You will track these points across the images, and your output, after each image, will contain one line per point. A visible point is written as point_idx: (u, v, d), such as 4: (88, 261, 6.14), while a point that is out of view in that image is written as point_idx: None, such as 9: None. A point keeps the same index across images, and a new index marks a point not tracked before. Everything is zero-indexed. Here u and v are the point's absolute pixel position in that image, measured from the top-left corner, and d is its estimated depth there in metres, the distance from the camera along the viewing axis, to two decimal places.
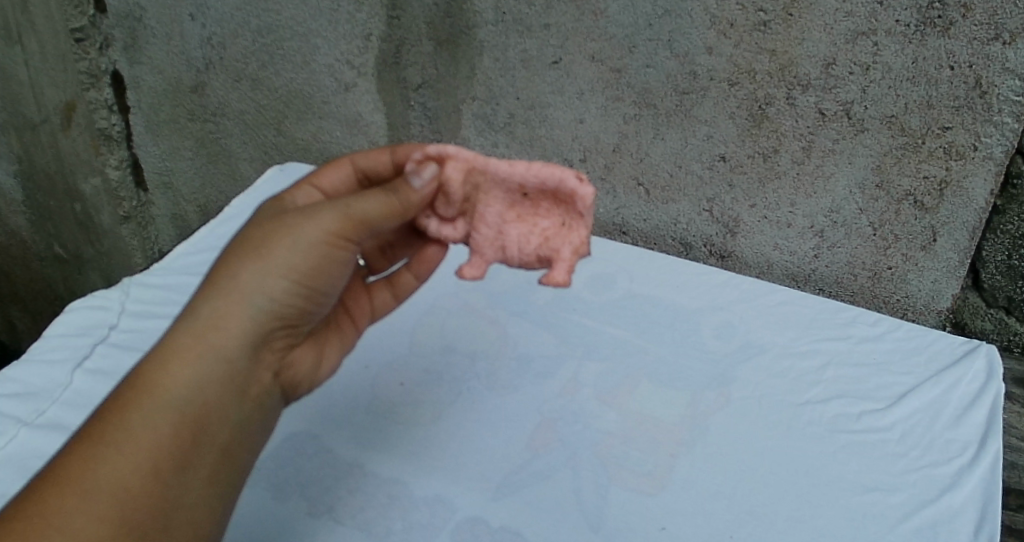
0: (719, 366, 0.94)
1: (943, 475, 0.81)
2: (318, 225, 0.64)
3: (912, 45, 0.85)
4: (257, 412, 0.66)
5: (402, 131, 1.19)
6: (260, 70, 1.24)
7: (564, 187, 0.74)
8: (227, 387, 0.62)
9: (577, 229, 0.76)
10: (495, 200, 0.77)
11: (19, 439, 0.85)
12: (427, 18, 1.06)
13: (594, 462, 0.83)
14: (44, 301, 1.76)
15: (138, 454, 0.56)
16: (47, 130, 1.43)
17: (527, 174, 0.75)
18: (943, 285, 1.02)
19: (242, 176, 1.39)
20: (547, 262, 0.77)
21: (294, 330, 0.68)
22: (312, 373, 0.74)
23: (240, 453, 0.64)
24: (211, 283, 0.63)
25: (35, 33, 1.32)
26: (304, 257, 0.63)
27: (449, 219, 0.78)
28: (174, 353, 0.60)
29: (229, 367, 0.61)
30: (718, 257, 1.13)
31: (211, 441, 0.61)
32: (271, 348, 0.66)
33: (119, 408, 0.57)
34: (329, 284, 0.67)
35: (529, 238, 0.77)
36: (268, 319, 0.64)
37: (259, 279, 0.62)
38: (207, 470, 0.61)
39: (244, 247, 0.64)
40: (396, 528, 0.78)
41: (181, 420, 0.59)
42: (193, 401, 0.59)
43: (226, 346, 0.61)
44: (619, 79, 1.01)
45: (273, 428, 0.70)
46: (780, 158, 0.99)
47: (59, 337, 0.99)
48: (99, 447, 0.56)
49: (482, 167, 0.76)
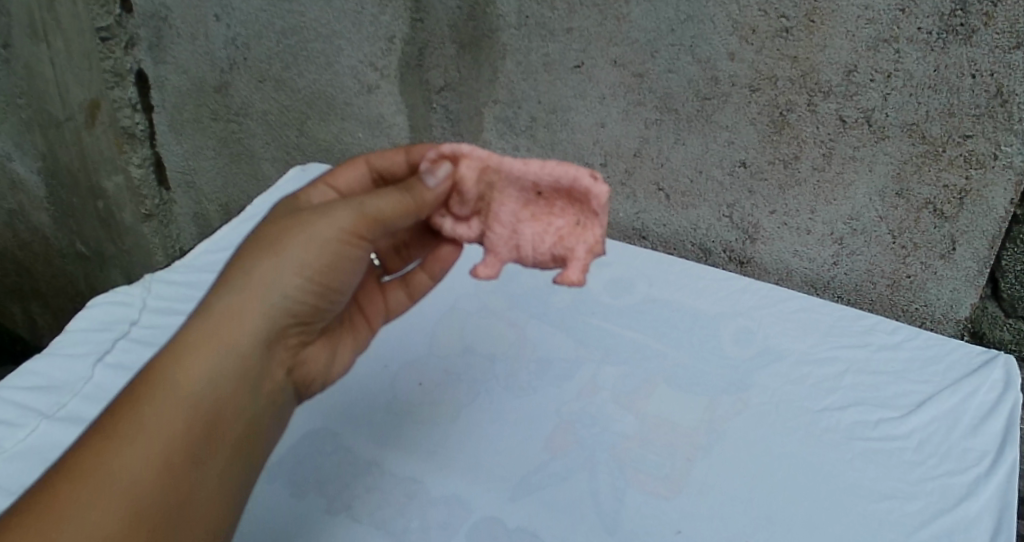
0: (738, 371, 0.95)
1: (960, 484, 0.81)
2: (333, 222, 0.65)
3: (934, 52, 0.85)
4: (270, 408, 0.67)
5: (423, 133, 1.21)
6: (284, 71, 1.25)
7: (577, 186, 0.74)
8: (242, 382, 0.62)
9: (591, 229, 0.76)
10: (509, 199, 0.77)
11: (40, 431, 0.86)
12: (451, 21, 1.08)
13: (612, 465, 0.84)
14: (65, 296, 1.78)
15: (152, 448, 0.57)
16: (70, 128, 1.45)
17: (541, 173, 0.75)
18: (962, 294, 1.01)
19: (264, 176, 1.40)
20: (561, 262, 0.77)
21: (308, 327, 0.69)
22: (325, 371, 0.75)
23: (253, 448, 0.65)
24: (226, 280, 0.63)
25: (60, 31, 1.34)
26: (318, 254, 0.64)
27: (464, 219, 0.78)
28: (188, 348, 0.60)
29: (242, 362, 0.62)
30: (737, 263, 1.13)
31: (226, 435, 0.62)
32: (285, 344, 0.67)
33: (133, 402, 0.58)
34: (343, 281, 0.68)
35: (544, 237, 0.77)
36: (282, 315, 0.64)
37: (273, 275, 0.63)
38: (221, 463, 0.61)
39: (259, 245, 0.65)
40: (413, 526, 0.78)
41: (196, 414, 0.59)
42: (206, 396, 0.60)
43: (239, 341, 0.62)
44: (641, 84, 1.02)
45: (286, 424, 0.71)
46: (801, 165, 0.99)
47: (82, 331, 1.00)
48: (114, 440, 0.56)
49: (496, 166, 0.76)
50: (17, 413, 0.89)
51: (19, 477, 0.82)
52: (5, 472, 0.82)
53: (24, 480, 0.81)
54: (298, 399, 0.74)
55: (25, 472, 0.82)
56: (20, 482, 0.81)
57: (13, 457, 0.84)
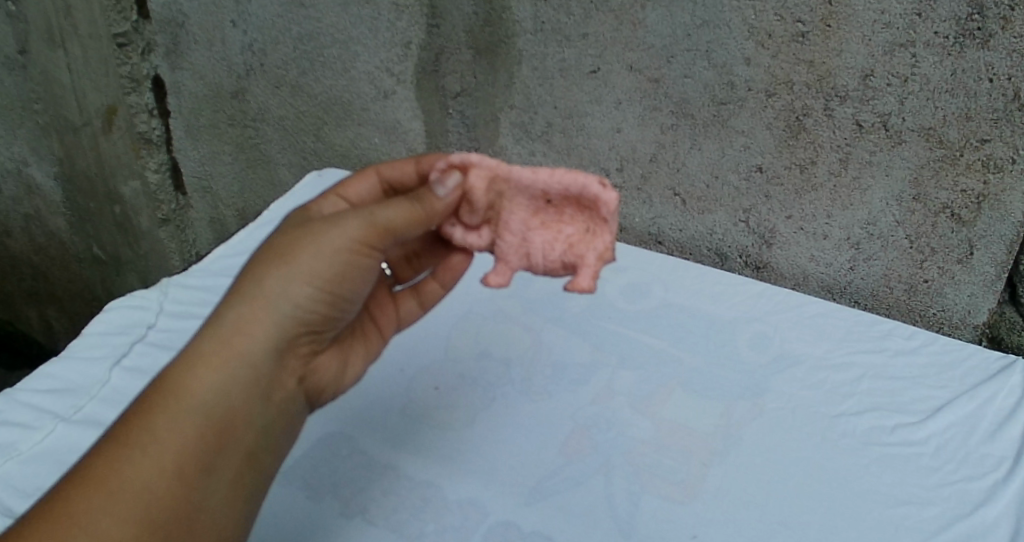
0: (755, 377, 0.94)
1: (978, 490, 0.80)
2: (343, 232, 0.65)
3: (951, 57, 0.85)
4: (283, 417, 0.67)
5: (440, 139, 1.21)
6: (300, 77, 1.25)
7: (587, 193, 0.74)
8: (253, 392, 0.62)
9: (602, 235, 0.76)
10: (519, 207, 0.78)
11: (56, 434, 0.87)
12: (467, 27, 1.08)
13: (627, 468, 0.84)
14: (82, 301, 1.79)
15: (163, 457, 0.57)
16: (87, 133, 1.46)
17: (550, 181, 0.75)
18: (980, 300, 1.01)
19: (280, 182, 1.41)
20: (572, 268, 0.77)
21: (319, 336, 0.69)
22: (337, 379, 0.74)
23: (265, 458, 0.65)
24: (237, 289, 0.63)
25: (77, 37, 1.35)
26: (328, 263, 0.64)
27: (474, 227, 0.78)
28: (200, 358, 0.60)
29: (254, 372, 0.62)
30: (754, 268, 1.12)
31: (238, 444, 0.62)
32: (296, 353, 0.67)
33: (146, 412, 0.58)
34: (353, 290, 0.68)
35: (554, 245, 0.77)
36: (293, 324, 0.64)
37: (284, 285, 0.63)
38: (232, 472, 0.61)
39: (271, 255, 0.65)
40: (429, 530, 0.78)
41: (207, 423, 0.59)
42: (218, 406, 0.60)
43: (252, 351, 0.62)
44: (657, 89, 1.02)
45: (298, 433, 0.70)
46: (818, 170, 0.99)
47: (99, 335, 1.00)
48: (126, 448, 0.57)
49: (506, 175, 0.76)
50: (34, 415, 0.89)
51: (35, 479, 0.82)
52: (23, 474, 0.83)
53: (40, 483, 0.82)
54: (309, 409, 0.73)
55: (42, 475, 0.83)
56: (36, 484, 0.82)
57: (30, 460, 0.84)
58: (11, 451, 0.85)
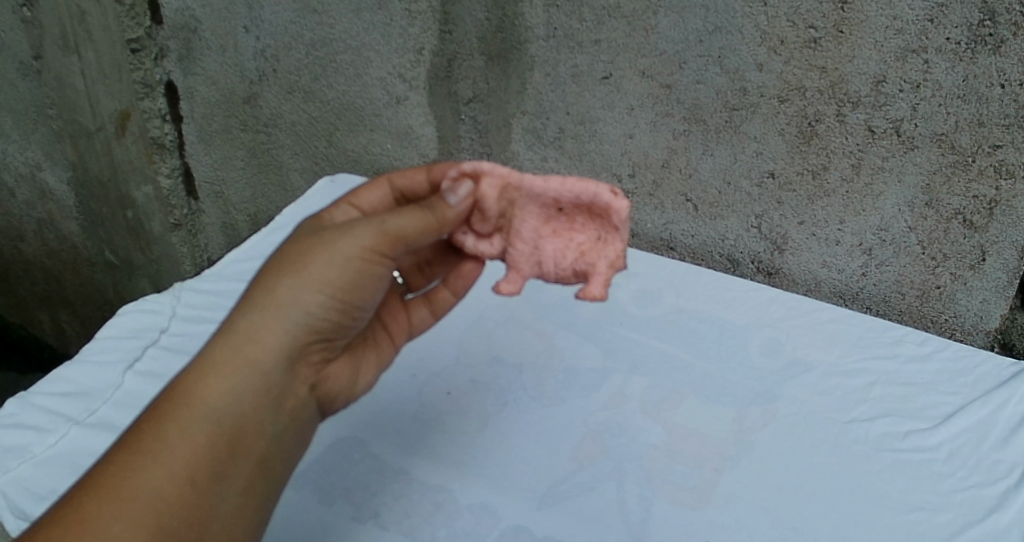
0: (766, 382, 0.95)
1: (990, 496, 0.80)
2: (353, 240, 0.64)
3: (963, 62, 0.85)
4: (294, 425, 0.66)
5: (451, 144, 1.21)
6: (313, 82, 1.26)
7: (598, 202, 0.74)
8: (264, 399, 0.62)
9: (613, 243, 0.76)
10: (530, 215, 0.78)
11: (70, 437, 0.87)
12: (480, 33, 1.08)
13: (639, 474, 0.84)
14: (94, 305, 1.81)
15: (175, 464, 0.57)
16: (100, 137, 1.46)
17: (561, 189, 0.75)
18: (992, 305, 1.01)
19: (293, 187, 1.41)
20: (583, 276, 0.78)
21: (331, 344, 0.69)
22: (348, 387, 0.74)
23: (276, 465, 0.65)
24: (250, 298, 0.63)
25: (91, 42, 1.35)
26: (339, 272, 0.64)
27: (486, 235, 0.79)
28: (212, 366, 0.60)
29: (265, 380, 0.62)
30: (766, 274, 1.12)
31: (248, 452, 0.62)
32: (308, 361, 0.67)
33: (157, 419, 0.59)
34: (365, 298, 0.67)
35: (566, 253, 0.78)
36: (304, 332, 0.64)
37: (296, 293, 0.63)
38: (243, 479, 0.61)
39: (282, 263, 0.65)
40: (441, 535, 0.78)
41: (218, 430, 0.60)
42: (228, 414, 0.60)
43: (262, 359, 0.62)
44: (669, 95, 1.02)
45: (310, 441, 0.70)
46: (830, 176, 0.99)
47: (112, 339, 1.01)
48: (137, 455, 0.57)
49: (518, 183, 0.76)
50: (48, 418, 0.90)
51: (48, 482, 0.82)
52: (37, 476, 0.83)
53: (53, 486, 0.82)
54: (321, 416, 0.73)
55: (56, 476, 0.83)
56: (50, 487, 0.82)
57: (44, 462, 0.85)
58: (25, 454, 0.85)
